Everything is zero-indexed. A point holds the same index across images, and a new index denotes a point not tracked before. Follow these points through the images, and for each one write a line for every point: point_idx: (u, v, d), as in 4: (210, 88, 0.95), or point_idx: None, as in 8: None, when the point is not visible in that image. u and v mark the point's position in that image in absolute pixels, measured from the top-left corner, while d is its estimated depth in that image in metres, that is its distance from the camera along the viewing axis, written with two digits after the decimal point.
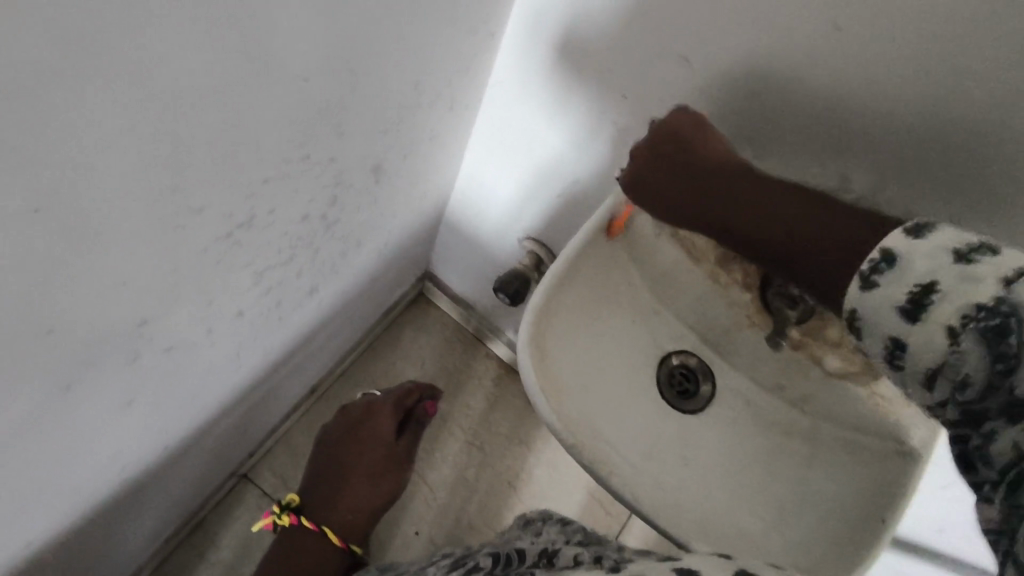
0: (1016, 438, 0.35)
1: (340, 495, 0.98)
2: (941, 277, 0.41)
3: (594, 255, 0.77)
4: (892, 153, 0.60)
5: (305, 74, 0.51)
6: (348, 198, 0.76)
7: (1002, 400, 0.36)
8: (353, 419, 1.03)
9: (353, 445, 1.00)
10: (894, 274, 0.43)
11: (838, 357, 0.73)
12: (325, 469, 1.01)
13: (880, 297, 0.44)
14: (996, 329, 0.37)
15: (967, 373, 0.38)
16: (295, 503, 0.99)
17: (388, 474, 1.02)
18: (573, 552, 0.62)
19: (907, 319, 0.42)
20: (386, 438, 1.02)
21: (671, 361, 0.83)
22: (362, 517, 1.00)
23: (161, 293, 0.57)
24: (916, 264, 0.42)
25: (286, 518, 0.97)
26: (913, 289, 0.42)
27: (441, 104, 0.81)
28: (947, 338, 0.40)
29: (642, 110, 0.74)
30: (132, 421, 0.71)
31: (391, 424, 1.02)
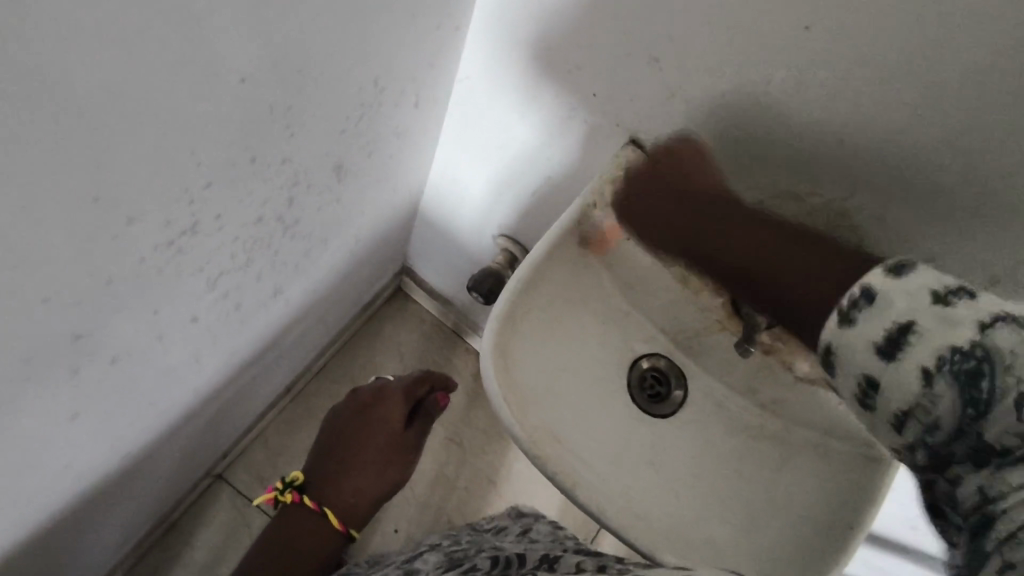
0: (981, 483, 0.30)
1: (342, 478, 0.91)
2: (914, 314, 0.34)
3: (562, 262, 0.63)
4: (884, 177, 0.51)
5: (245, 75, 0.41)
6: (308, 200, 0.63)
7: (970, 443, 0.31)
8: (362, 403, 0.96)
9: (360, 429, 0.94)
10: (872, 311, 0.35)
11: (809, 361, 0.60)
12: (330, 448, 0.94)
13: (850, 340, 0.36)
14: (969, 372, 0.31)
15: (938, 416, 0.32)
16: (298, 480, 0.92)
17: (394, 463, 0.95)
18: (576, 560, 0.54)
19: (880, 360, 0.34)
20: (395, 426, 0.95)
21: (641, 365, 0.67)
22: (365, 504, 0.93)
23: (102, 303, 0.45)
24: (894, 302, 0.35)
25: (288, 496, 0.91)
26: (890, 329, 0.34)
27: (406, 101, 0.67)
28: (923, 384, 0.32)
29: (613, 111, 0.63)
30: (86, 443, 0.59)
31: (401, 413, 0.96)
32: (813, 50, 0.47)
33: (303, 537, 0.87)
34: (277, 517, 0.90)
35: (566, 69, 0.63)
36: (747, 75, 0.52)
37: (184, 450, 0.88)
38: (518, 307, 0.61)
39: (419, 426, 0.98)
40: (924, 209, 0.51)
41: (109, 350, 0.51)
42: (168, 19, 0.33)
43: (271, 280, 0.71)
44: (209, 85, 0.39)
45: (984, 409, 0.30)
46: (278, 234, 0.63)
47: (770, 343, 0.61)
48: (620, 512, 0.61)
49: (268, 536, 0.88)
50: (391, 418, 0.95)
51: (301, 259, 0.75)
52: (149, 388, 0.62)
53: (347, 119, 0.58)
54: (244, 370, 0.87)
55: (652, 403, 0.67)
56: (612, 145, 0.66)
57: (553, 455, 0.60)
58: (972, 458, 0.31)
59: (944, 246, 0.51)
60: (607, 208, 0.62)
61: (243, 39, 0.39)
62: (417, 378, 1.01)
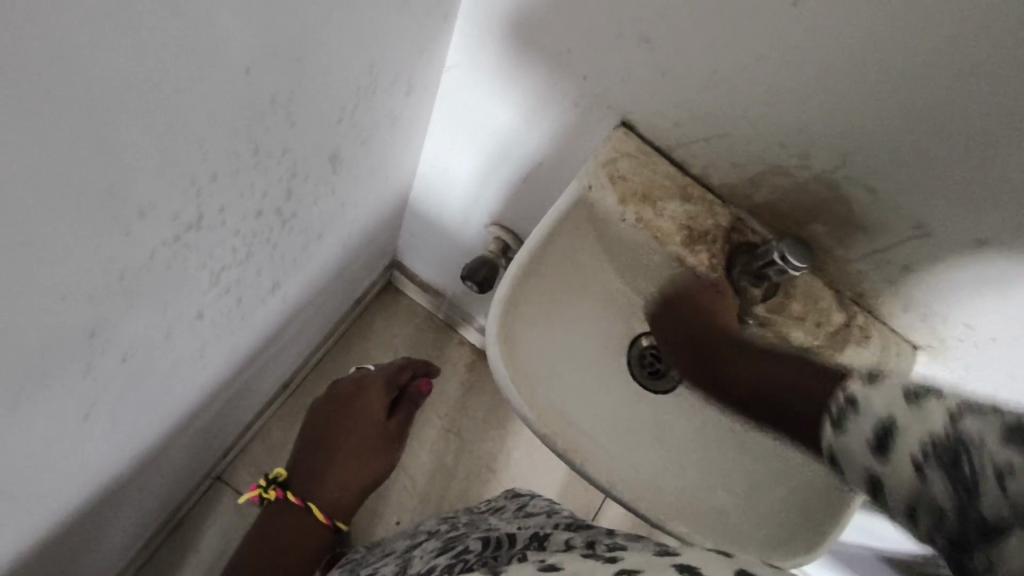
0: (998, 555, 0.27)
1: (325, 472, 0.90)
2: (888, 406, 0.31)
3: (560, 245, 0.64)
4: (873, 148, 0.53)
5: (248, 65, 0.42)
6: (305, 192, 0.63)
7: (977, 521, 0.28)
8: (342, 396, 0.96)
9: (341, 420, 0.94)
10: (872, 419, 0.32)
11: (803, 332, 0.62)
12: (314, 441, 0.93)
13: (848, 442, 0.33)
14: (949, 459, 0.29)
15: (934, 503, 0.29)
16: (281, 477, 0.90)
17: (379, 453, 0.95)
18: (565, 536, 0.57)
19: (876, 458, 0.32)
20: (378, 417, 0.95)
21: (640, 343, 0.69)
22: (350, 496, 0.92)
23: (111, 299, 0.45)
24: (873, 403, 0.32)
25: (271, 493, 0.89)
26: (875, 429, 0.32)
27: (398, 91, 0.67)
28: (915, 477, 0.30)
29: (604, 95, 0.64)
30: (92, 446, 0.59)
31: (384, 402, 0.96)
32: (801, 26, 0.48)
33: (289, 537, 0.86)
34: (263, 516, 0.89)
35: (554, 53, 0.63)
36: (738, 53, 0.53)
37: (186, 452, 0.88)
38: (520, 293, 0.62)
39: (401, 415, 0.99)
40: (911, 176, 0.52)
41: (119, 350, 0.51)
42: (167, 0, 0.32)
43: (270, 275, 0.71)
44: (212, 73, 0.39)
45: (971, 486, 0.28)
46: (276, 229, 0.63)
47: (765, 316, 0.62)
48: (632, 487, 0.62)
49: (254, 538, 0.86)
50: (370, 410, 0.95)
51: (299, 253, 0.75)
52: (154, 390, 0.62)
53: (342, 109, 0.58)
54: (241, 370, 0.87)
55: (653, 379, 0.69)
56: (603, 128, 0.67)
57: (564, 433, 0.61)
58: (983, 534, 0.28)
59: (932, 208, 0.54)
60: (603, 188, 0.63)
61: (246, 24, 0.39)
62: (398, 366, 1.02)
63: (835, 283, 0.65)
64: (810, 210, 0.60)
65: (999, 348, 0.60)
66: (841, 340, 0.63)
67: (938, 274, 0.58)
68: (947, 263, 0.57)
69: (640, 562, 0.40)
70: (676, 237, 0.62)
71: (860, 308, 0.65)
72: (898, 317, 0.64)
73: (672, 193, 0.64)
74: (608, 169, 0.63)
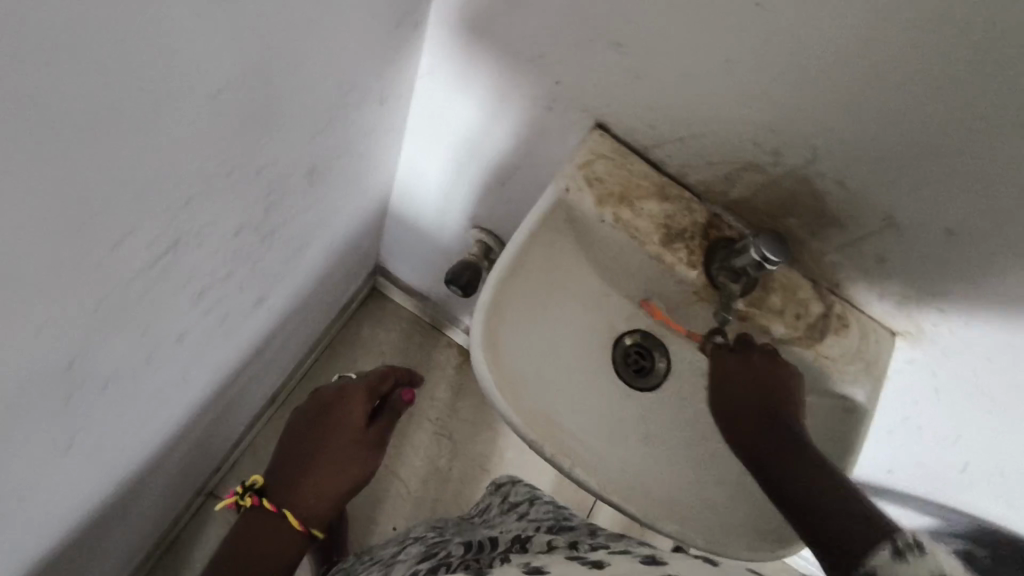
0: None
1: (301, 479, 0.89)
2: (934, 543, 0.38)
3: (540, 248, 0.64)
4: (841, 143, 0.54)
5: (215, 89, 0.41)
6: (283, 208, 0.63)
7: None
8: (324, 404, 0.96)
9: (322, 427, 0.93)
10: (904, 531, 0.39)
11: (783, 325, 0.63)
12: (293, 449, 0.93)
13: (882, 539, 0.39)
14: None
15: None
16: (258, 484, 0.89)
17: (358, 460, 0.93)
18: (546, 538, 0.58)
19: (890, 556, 0.38)
20: (357, 424, 0.93)
21: (624, 341, 0.70)
22: (326, 503, 0.90)
23: (88, 329, 0.45)
24: (926, 538, 0.38)
25: (248, 500, 0.88)
26: (908, 539, 0.38)
27: (371, 101, 0.67)
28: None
29: (577, 98, 0.64)
30: (76, 475, 0.58)
31: (363, 408, 0.94)
32: (766, 27, 0.48)
33: (262, 543, 0.84)
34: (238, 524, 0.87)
35: (526, 60, 0.64)
36: (705, 56, 0.53)
37: (175, 472, 0.87)
38: (502, 299, 0.62)
39: (381, 424, 0.96)
40: (879, 168, 0.53)
41: (97, 379, 0.50)
42: (127, 33, 0.32)
43: (252, 292, 0.70)
44: (180, 99, 0.39)
45: None
46: (256, 247, 0.63)
47: (745, 311, 0.63)
48: (620, 488, 0.62)
49: (228, 544, 0.84)
50: (350, 417, 0.94)
51: (280, 269, 0.75)
52: (138, 414, 0.62)
53: (317, 124, 0.58)
54: (227, 386, 0.86)
55: (638, 376, 0.69)
56: (578, 131, 0.68)
57: (551, 437, 0.61)
58: None
59: (901, 198, 0.55)
60: (579, 190, 0.63)
61: (211, 49, 0.39)
62: (381, 373, 1.01)
63: (812, 275, 0.66)
64: (784, 204, 0.61)
65: (972, 331, 0.62)
66: (820, 330, 0.64)
67: (912, 262, 0.59)
68: (916, 251, 0.58)
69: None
70: (654, 237, 0.63)
71: (838, 298, 0.67)
72: (874, 305, 0.65)
73: (650, 193, 0.64)
74: (584, 172, 0.63)
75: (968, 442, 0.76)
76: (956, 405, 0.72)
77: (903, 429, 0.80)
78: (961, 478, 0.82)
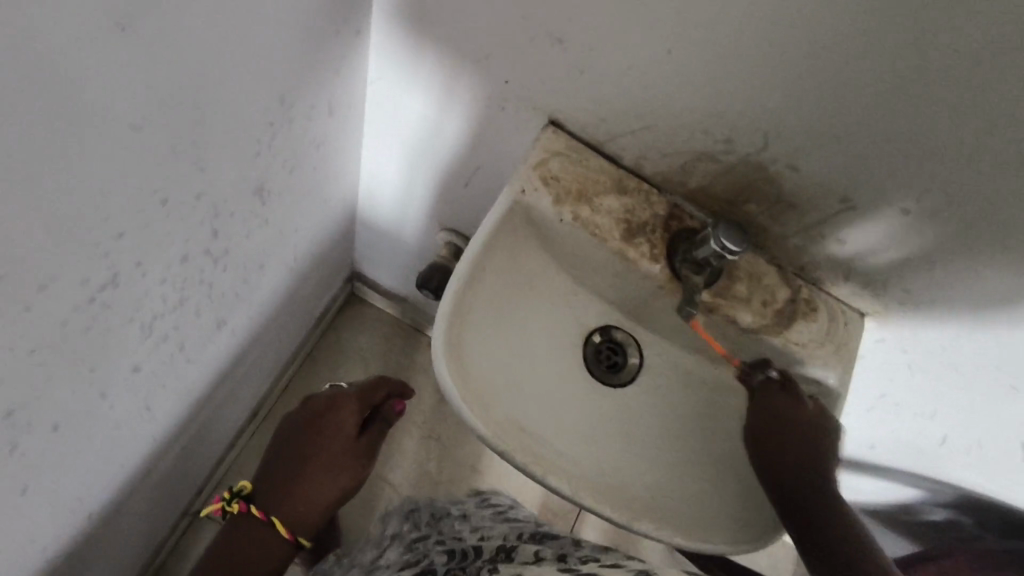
0: None
1: (292, 486, 0.85)
2: None
3: (500, 251, 0.63)
4: (791, 128, 0.53)
5: (135, 119, 0.40)
6: (233, 228, 0.61)
7: None
8: (315, 412, 0.90)
9: (312, 437, 0.88)
10: None
11: (750, 313, 0.63)
12: (283, 453, 0.88)
13: None
14: None
15: None
16: (245, 490, 0.85)
17: (349, 470, 0.88)
18: (533, 548, 0.57)
19: None
20: (348, 433, 0.89)
21: (595, 339, 0.70)
22: (315, 512, 0.86)
23: (25, 374, 0.43)
24: None
25: (235, 506, 0.84)
26: None
27: (319, 112, 0.65)
28: None
29: (527, 97, 0.63)
30: (37, 517, 0.57)
31: (356, 418, 0.90)
32: (707, 15, 0.47)
33: (250, 551, 0.81)
34: (224, 530, 0.84)
35: (473, 60, 0.62)
36: (649, 47, 0.52)
37: (154, 498, 0.86)
38: (463, 305, 0.61)
39: (373, 433, 0.92)
40: (830, 151, 0.53)
41: (46, 420, 0.49)
42: (19, 75, 0.30)
43: (212, 313, 0.69)
44: (93, 132, 0.37)
45: None
46: (208, 269, 0.61)
47: (711, 302, 0.62)
48: (593, 490, 0.61)
49: (215, 551, 0.80)
50: (343, 425, 0.89)
51: (241, 286, 0.73)
52: (98, 448, 0.60)
53: (259, 141, 0.57)
54: (200, 409, 0.85)
55: (611, 372, 0.69)
56: (533, 128, 0.66)
57: (520, 444, 0.60)
58: None
59: (855, 181, 0.54)
60: (536, 190, 0.62)
61: (123, 77, 0.37)
62: (374, 381, 0.96)
63: (777, 260, 0.65)
64: (743, 191, 0.60)
65: (936, 306, 0.61)
66: (786, 316, 0.63)
67: (873, 243, 0.59)
68: (874, 233, 0.58)
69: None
70: (615, 233, 0.62)
71: (804, 282, 0.66)
72: (840, 287, 0.65)
73: (608, 188, 0.63)
74: (540, 172, 0.62)
75: (944, 414, 0.76)
76: (928, 380, 0.72)
77: (880, 407, 0.80)
78: (940, 451, 0.83)
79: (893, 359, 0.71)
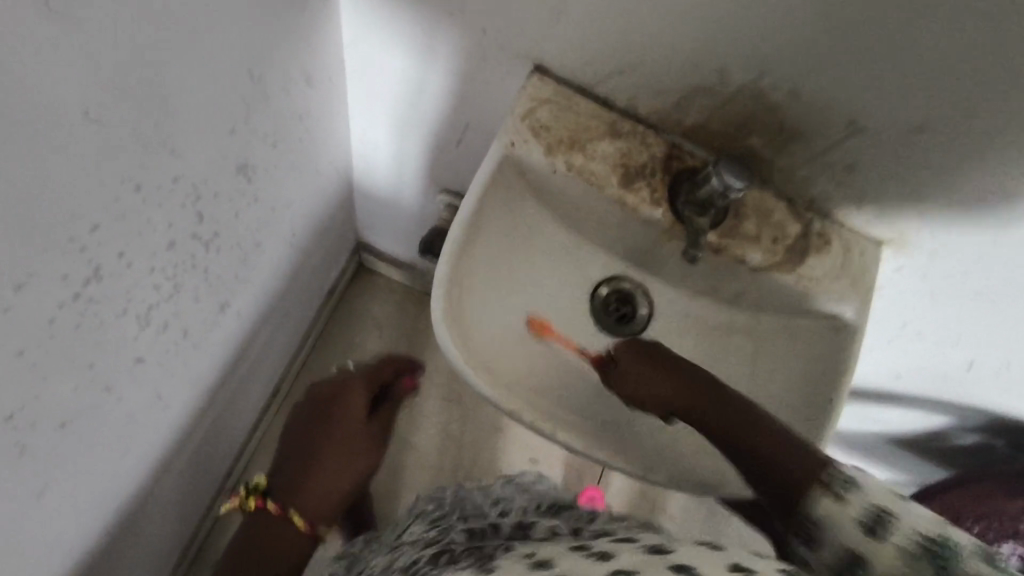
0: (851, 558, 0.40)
1: (305, 475, 0.73)
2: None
3: (496, 210, 0.61)
4: (790, 50, 0.49)
5: (87, 105, 0.38)
6: (218, 208, 0.60)
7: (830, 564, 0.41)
8: (320, 400, 0.79)
9: (319, 432, 0.76)
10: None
11: (760, 251, 0.60)
12: (288, 445, 0.77)
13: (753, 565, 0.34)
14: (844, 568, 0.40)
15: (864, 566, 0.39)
16: (262, 484, 0.72)
17: (360, 457, 0.76)
18: (550, 530, 0.55)
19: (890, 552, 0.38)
20: (358, 415, 0.77)
21: (601, 292, 0.67)
22: (335, 501, 0.73)
23: (16, 375, 0.43)
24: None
25: (252, 504, 0.71)
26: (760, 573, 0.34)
27: (295, 80, 0.62)
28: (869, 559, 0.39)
29: (508, 44, 0.59)
30: (61, 512, 0.58)
31: (365, 397, 0.79)
32: None
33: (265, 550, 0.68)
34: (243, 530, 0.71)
35: (447, 10, 0.58)
36: None
37: (183, 481, 0.87)
38: (461, 270, 0.59)
39: (386, 416, 0.80)
40: (836, 71, 0.49)
41: (52, 418, 0.49)
42: None
43: (212, 297, 0.68)
44: (42, 127, 0.35)
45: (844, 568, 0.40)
46: (200, 254, 0.60)
47: (718, 243, 0.60)
48: (610, 443, 0.61)
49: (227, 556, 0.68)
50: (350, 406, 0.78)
51: (238, 268, 0.72)
52: (113, 440, 0.61)
53: (232, 118, 0.54)
54: (216, 392, 0.85)
55: (621, 324, 0.67)
56: (518, 76, 0.63)
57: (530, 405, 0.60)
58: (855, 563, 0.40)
59: (865, 101, 0.50)
60: (525, 143, 0.59)
61: (62, 64, 0.35)
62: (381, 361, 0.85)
63: (785, 193, 0.62)
64: (745, 123, 0.57)
65: (957, 226, 0.58)
66: (798, 251, 0.61)
67: (884, 164, 0.55)
68: (887, 155, 0.54)
69: (632, 563, 0.36)
70: (612, 180, 0.59)
71: (816, 214, 0.63)
72: (853, 217, 0.62)
73: (602, 133, 0.60)
74: (528, 123, 0.59)
75: (972, 339, 0.73)
76: (954, 307, 0.69)
77: (904, 336, 0.77)
78: (969, 376, 0.80)
79: (912, 288, 0.68)
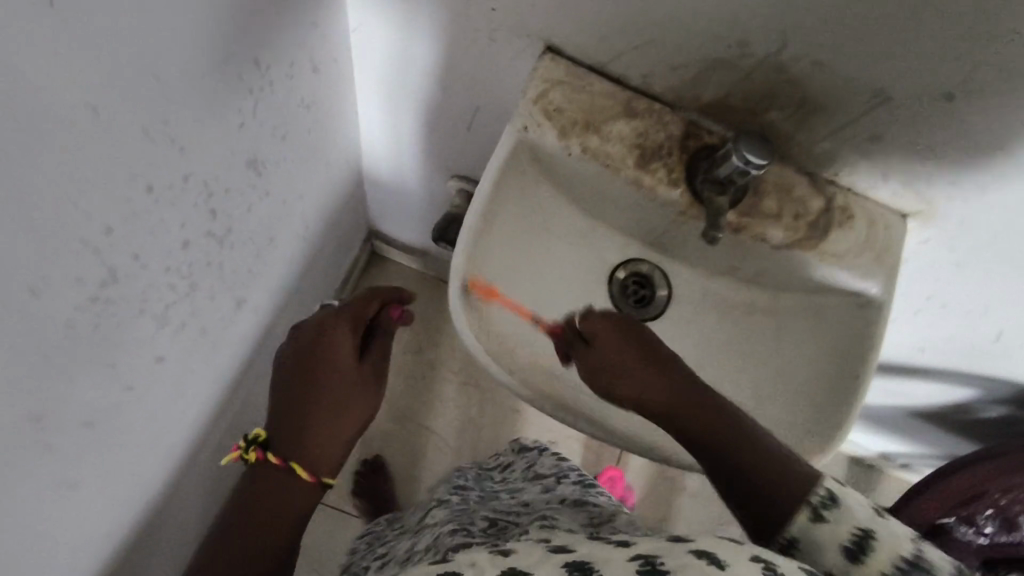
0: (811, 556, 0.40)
1: (297, 425, 0.60)
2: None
3: (510, 196, 0.60)
4: (811, 20, 0.47)
5: (94, 106, 0.37)
6: (231, 202, 0.59)
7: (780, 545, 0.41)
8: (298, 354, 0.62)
9: (304, 394, 0.60)
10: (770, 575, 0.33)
11: (781, 228, 0.59)
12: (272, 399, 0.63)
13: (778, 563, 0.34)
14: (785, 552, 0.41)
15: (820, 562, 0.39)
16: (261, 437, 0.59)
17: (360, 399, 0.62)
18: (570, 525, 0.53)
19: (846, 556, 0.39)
20: (345, 360, 0.62)
21: (618, 276, 0.66)
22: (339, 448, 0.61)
23: (40, 377, 0.43)
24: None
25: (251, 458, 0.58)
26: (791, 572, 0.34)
27: (301, 69, 0.61)
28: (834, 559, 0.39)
29: (518, 24, 0.58)
30: (92, 509, 0.58)
31: (348, 340, 0.63)
32: None
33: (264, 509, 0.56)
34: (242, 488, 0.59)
35: None
36: None
37: (209, 472, 0.88)
38: (477, 258, 0.58)
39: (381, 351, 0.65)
40: (860, 40, 0.47)
41: (79, 418, 0.49)
42: None
43: (229, 292, 0.68)
44: (51, 132, 0.35)
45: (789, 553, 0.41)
46: (215, 250, 0.60)
47: (738, 222, 0.59)
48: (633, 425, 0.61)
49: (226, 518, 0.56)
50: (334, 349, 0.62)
51: (254, 261, 0.72)
52: (139, 437, 0.61)
53: (240, 111, 0.53)
54: (237, 384, 0.86)
55: (640, 307, 0.66)
56: (529, 57, 0.61)
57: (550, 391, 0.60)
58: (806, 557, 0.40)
59: (889, 69, 0.49)
60: (539, 126, 0.57)
61: (67, 66, 0.34)
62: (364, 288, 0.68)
63: (807, 167, 0.60)
64: (765, 97, 0.55)
65: (987, 195, 0.56)
66: (821, 227, 0.59)
67: (911, 134, 0.53)
68: (914, 125, 0.52)
69: (653, 547, 0.35)
70: (628, 161, 0.58)
71: (839, 187, 0.61)
72: (878, 189, 0.60)
73: (617, 112, 0.59)
74: (541, 105, 0.58)
75: (1001, 309, 0.71)
76: (983, 277, 0.67)
77: (930, 308, 0.76)
78: (997, 348, 0.79)
79: (939, 259, 0.66)
